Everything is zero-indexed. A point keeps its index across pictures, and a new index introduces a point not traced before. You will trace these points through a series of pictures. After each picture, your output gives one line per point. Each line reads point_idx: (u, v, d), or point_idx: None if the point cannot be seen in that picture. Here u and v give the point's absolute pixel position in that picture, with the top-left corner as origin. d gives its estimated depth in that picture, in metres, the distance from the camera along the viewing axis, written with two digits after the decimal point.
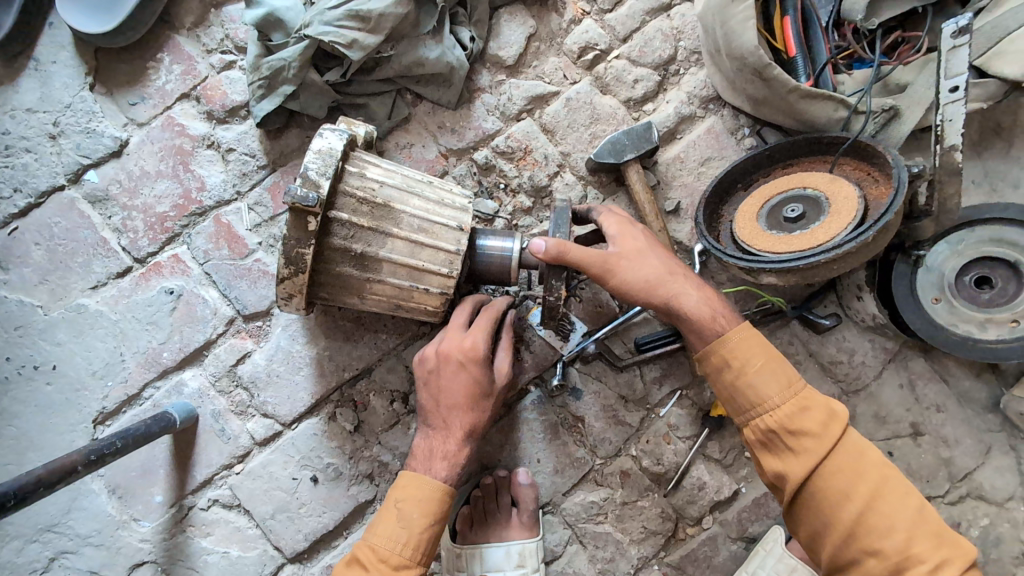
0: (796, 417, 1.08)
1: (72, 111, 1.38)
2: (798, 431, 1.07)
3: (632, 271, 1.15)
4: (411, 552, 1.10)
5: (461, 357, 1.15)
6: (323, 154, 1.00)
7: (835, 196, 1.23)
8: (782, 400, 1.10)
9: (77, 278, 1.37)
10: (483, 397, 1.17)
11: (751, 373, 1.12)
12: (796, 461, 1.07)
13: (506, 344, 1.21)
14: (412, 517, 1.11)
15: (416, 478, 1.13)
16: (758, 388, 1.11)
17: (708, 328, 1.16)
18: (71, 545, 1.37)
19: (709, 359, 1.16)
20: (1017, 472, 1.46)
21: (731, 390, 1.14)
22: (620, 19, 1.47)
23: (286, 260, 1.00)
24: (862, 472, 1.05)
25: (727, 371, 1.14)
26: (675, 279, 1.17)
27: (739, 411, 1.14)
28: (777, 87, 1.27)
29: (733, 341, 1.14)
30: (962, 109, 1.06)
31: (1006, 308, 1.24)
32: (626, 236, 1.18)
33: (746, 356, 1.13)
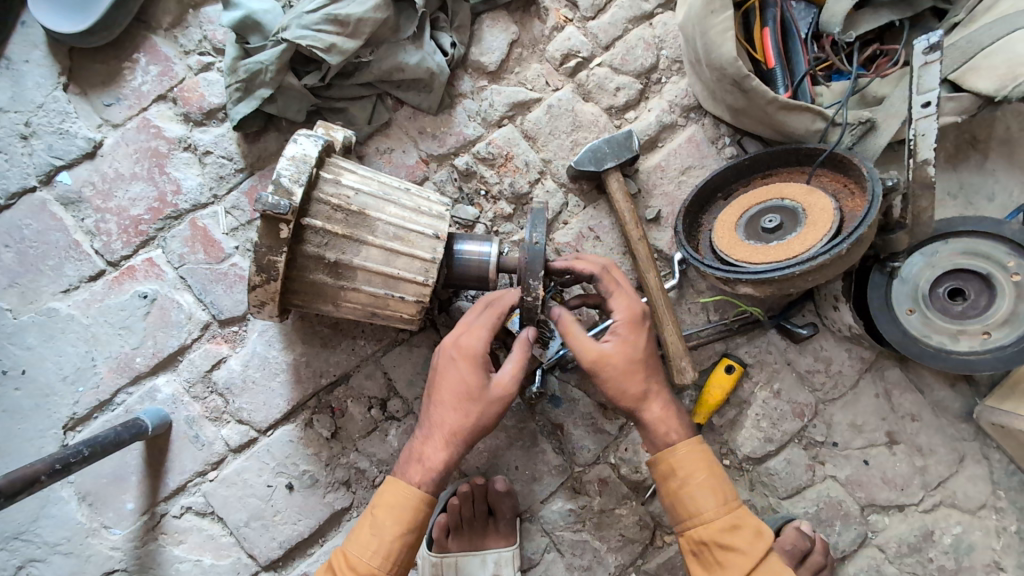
0: (727, 534, 1.12)
1: (45, 111, 1.36)
2: (727, 546, 1.11)
3: (608, 380, 1.16)
4: (382, 562, 1.04)
5: (454, 353, 1.10)
6: (296, 160, 0.99)
7: (812, 208, 1.23)
8: (717, 514, 1.13)
9: (47, 282, 1.35)
10: (470, 402, 1.08)
11: (694, 485, 1.14)
12: (722, 575, 1.11)
13: (513, 354, 1.10)
14: (386, 524, 1.05)
15: (393, 485, 1.08)
16: (697, 500, 1.14)
17: (660, 436, 1.17)
18: (39, 553, 1.35)
19: (657, 465, 1.18)
20: (987, 480, 1.49)
21: (672, 496, 1.16)
22: (602, 26, 1.46)
23: (257, 267, 0.99)
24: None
25: (672, 480, 1.16)
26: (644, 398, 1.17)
27: (675, 517, 1.17)
28: (756, 98, 1.27)
29: (683, 453, 1.15)
30: (935, 124, 1.06)
31: (979, 319, 1.25)
32: (626, 342, 1.17)
33: (690, 469, 1.15)
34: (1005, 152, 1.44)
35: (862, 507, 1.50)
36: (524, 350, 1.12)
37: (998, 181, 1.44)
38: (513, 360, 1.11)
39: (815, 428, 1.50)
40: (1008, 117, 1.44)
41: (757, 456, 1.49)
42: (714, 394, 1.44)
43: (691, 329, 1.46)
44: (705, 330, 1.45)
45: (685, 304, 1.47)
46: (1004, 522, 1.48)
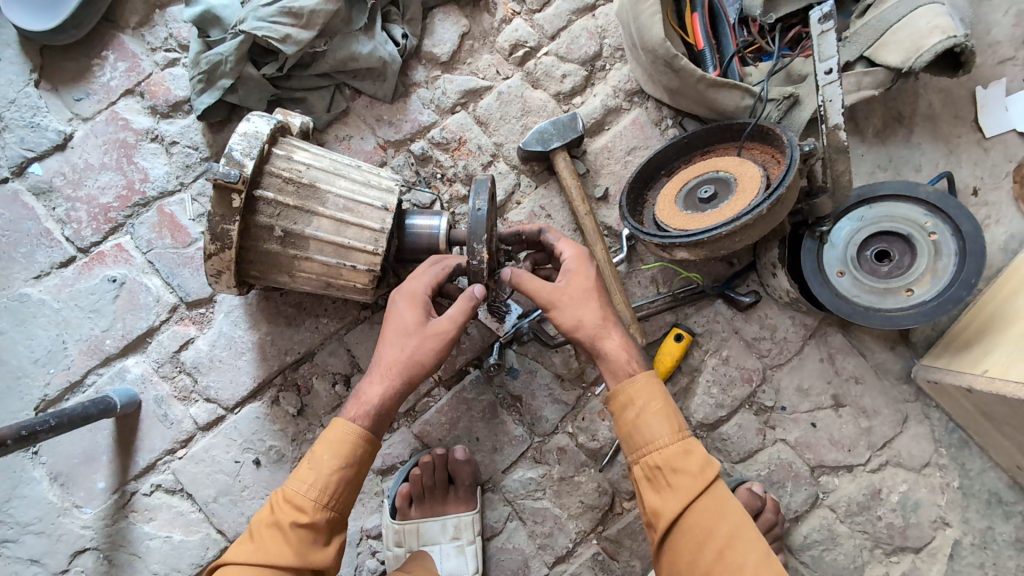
0: (679, 458, 1.10)
1: (17, 107, 1.43)
2: (679, 470, 1.09)
3: (566, 310, 1.21)
4: (318, 495, 1.09)
5: (399, 294, 1.20)
6: (248, 136, 1.06)
7: (742, 177, 1.31)
8: (670, 441, 1.12)
9: (20, 268, 1.41)
10: (408, 337, 1.17)
11: (648, 412, 1.14)
12: (672, 498, 1.08)
13: (457, 305, 1.18)
14: (324, 459, 1.11)
15: (333, 423, 1.14)
16: (651, 428, 1.13)
17: (620, 366, 1.18)
18: (12, 533, 1.38)
19: (614, 397, 1.18)
20: (931, 439, 1.54)
21: (627, 426, 1.16)
22: (548, 18, 1.56)
23: (212, 236, 1.06)
24: (724, 515, 1.07)
25: (627, 410, 1.16)
26: (607, 328, 1.20)
27: (630, 447, 1.15)
28: (687, 77, 1.37)
29: (638, 382, 1.16)
30: (838, 89, 1.17)
31: (903, 278, 1.33)
32: (579, 273, 1.23)
33: (647, 398, 1.15)
34: (929, 127, 1.54)
35: (813, 468, 1.54)
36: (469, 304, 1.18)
37: (924, 154, 1.53)
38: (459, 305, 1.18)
39: (764, 394, 1.56)
40: (929, 94, 1.54)
41: (710, 422, 1.55)
42: (665, 360, 1.50)
43: (642, 300, 1.53)
44: (655, 301, 1.52)
45: (635, 276, 1.55)
46: (947, 478, 1.53)
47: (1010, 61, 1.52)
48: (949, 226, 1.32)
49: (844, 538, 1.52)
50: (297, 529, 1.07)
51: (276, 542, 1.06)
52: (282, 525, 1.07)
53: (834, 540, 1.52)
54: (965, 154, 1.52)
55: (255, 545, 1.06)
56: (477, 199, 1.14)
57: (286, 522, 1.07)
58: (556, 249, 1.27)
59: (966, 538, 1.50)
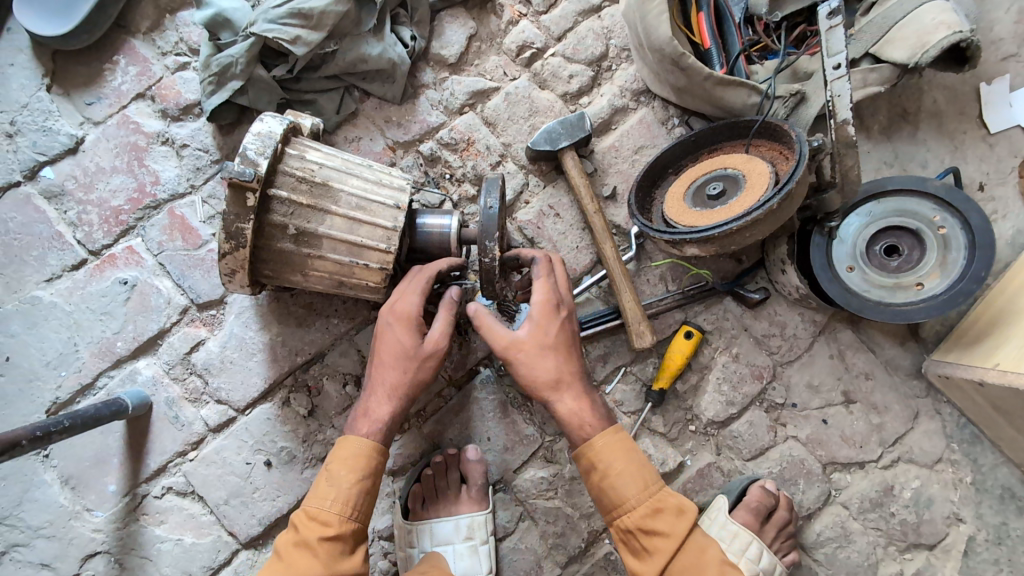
0: (650, 519, 1.11)
1: (29, 111, 1.45)
2: (652, 531, 1.11)
3: (520, 362, 1.19)
4: (342, 507, 1.10)
5: (389, 314, 1.18)
6: (262, 135, 1.07)
7: (751, 173, 1.31)
8: (639, 501, 1.13)
9: (31, 271, 1.42)
10: (406, 359, 1.17)
11: (614, 475, 1.14)
12: (650, 562, 1.10)
13: (440, 320, 1.18)
14: (341, 475, 1.12)
15: (344, 439, 1.15)
16: (619, 489, 1.14)
17: (574, 431, 1.17)
18: (23, 537, 1.38)
19: (579, 459, 1.18)
20: (942, 434, 1.54)
21: (596, 489, 1.16)
22: (554, 19, 1.57)
23: (226, 235, 1.06)
24: (705, 566, 1.09)
25: (593, 473, 1.16)
26: (560, 387, 1.18)
27: (603, 508, 1.17)
28: (694, 76, 1.38)
29: (600, 444, 1.15)
30: (847, 84, 1.18)
31: (912, 273, 1.34)
32: (540, 328, 1.19)
33: (610, 459, 1.15)
34: (934, 124, 1.55)
35: (824, 465, 1.54)
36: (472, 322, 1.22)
37: (929, 150, 1.54)
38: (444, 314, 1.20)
39: (775, 391, 1.56)
40: (934, 91, 1.55)
41: (721, 420, 1.54)
42: (676, 358, 1.49)
43: (651, 299, 1.53)
44: (665, 299, 1.52)
45: (644, 274, 1.55)
46: (960, 474, 1.52)
47: (1013, 58, 1.53)
48: (958, 221, 1.32)
49: (857, 535, 1.51)
50: (325, 543, 1.08)
51: (304, 557, 1.06)
52: (308, 541, 1.08)
53: (848, 537, 1.51)
54: (970, 150, 1.53)
55: (284, 564, 1.07)
56: (488, 198, 1.16)
57: (314, 538, 1.08)
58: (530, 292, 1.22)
59: (980, 535, 1.49)
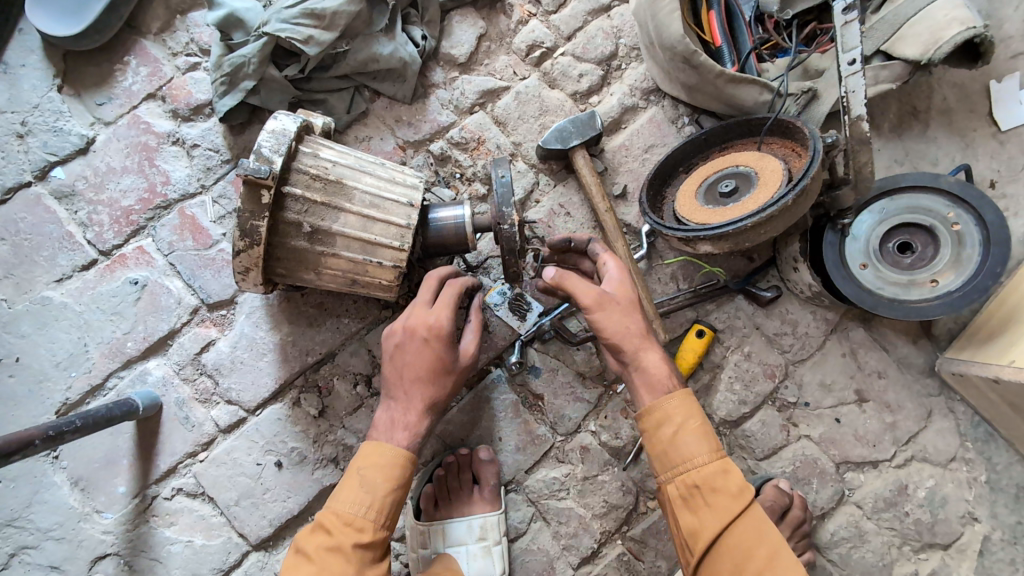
0: (717, 477, 1.07)
1: (40, 111, 1.45)
2: (718, 490, 1.07)
3: (605, 317, 1.18)
4: (376, 515, 1.09)
5: (428, 333, 1.17)
6: (276, 133, 1.07)
7: (764, 170, 1.31)
8: (708, 459, 1.09)
9: (41, 271, 1.41)
10: (444, 375, 1.19)
11: (688, 429, 1.11)
12: (711, 519, 1.06)
13: (474, 326, 1.24)
14: (376, 482, 1.11)
15: (376, 445, 1.13)
16: (688, 445, 1.10)
17: (658, 383, 1.15)
18: (32, 539, 1.37)
19: (648, 415, 1.14)
20: (956, 433, 1.53)
21: (660, 444, 1.12)
22: (564, 19, 1.58)
23: (241, 233, 1.06)
24: (764, 535, 1.04)
25: (664, 428, 1.12)
26: (646, 342, 1.18)
27: (664, 465, 1.12)
28: (705, 73, 1.38)
29: (675, 400, 1.13)
30: (862, 79, 1.18)
31: (927, 270, 1.33)
32: (622, 284, 1.20)
33: (683, 415, 1.12)
34: (944, 121, 1.55)
35: (838, 464, 1.53)
36: (480, 319, 1.27)
37: (940, 147, 1.54)
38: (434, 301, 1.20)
39: (787, 389, 1.55)
40: (944, 88, 1.55)
41: (733, 419, 1.53)
42: (687, 357, 1.49)
43: (663, 297, 1.53)
44: (676, 296, 1.52)
45: (655, 273, 1.55)
46: (974, 473, 1.51)
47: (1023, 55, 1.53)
48: (972, 217, 1.32)
49: (872, 535, 1.50)
50: (359, 549, 1.07)
51: (338, 563, 1.04)
52: (344, 547, 1.06)
53: (862, 537, 1.50)
54: (981, 147, 1.53)
55: (315, 568, 1.04)
56: (499, 168, 1.19)
57: (348, 544, 1.06)
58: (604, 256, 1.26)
59: (995, 534, 1.48)
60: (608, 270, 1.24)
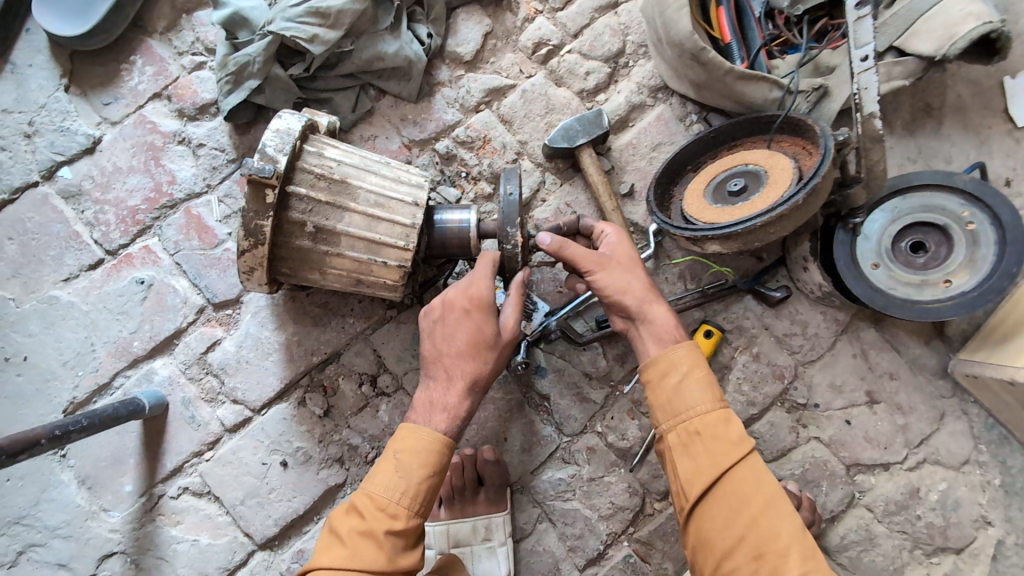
0: (719, 425, 1.06)
1: (47, 111, 1.45)
2: (716, 436, 1.06)
3: (612, 277, 1.19)
4: (410, 502, 1.07)
5: (468, 304, 1.15)
6: (280, 132, 1.06)
7: (773, 169, 1.29)
8: (709, 407, 1.08)
9: (49, 271, 1.42)
10: (485, 348, 1.15)
11: (690, 379, 1.10)
12: (707, 463, 1.04)
13: (515, 300, 1.18)
14: (411, 467, 1.09)
15: (410, 430, 1.12)
16: (691, 393, 1.09)
17: (664, 332, 1.16)
18: (40, 537, 1.37)
19: (653, 362, 1.14)
20: (969, 435, 1.50)
21: (665, 392, 1.11)
22: (570, 16, 1.56)
23: (246, 232, 1.05)
24: (760, 484, 1.02)
25: (669, 376, 1.12)
26: (652, 297, 1.20)
27: (666, 414, 1.11)
28: (713, 70, 1.37)
29: (681, 350, 1.13)
30: (875, 76, 1.16)
31: (940, 269, 1.31)
32: (622, 247, 1.23)
33: (687, 365, 1.12)
34: (958, 119, 1.52)
35: (848, 467, 1.51)
36: (520, 292, 1.19)
37: (954, 145, 1.51)
38: (478, 273, 1.18)
39: (796, 391, 1.53)
40: (958, 85, 1.52)
41: (742, 420, 1.51)
42: None
43: (670, 297, 1.51)
44: (684, 297, 1.50)
45: (662, 273, 1.53)
46: (988, 476, 1.48)
47: None
48: (987, 216, 1.30)
49: (883, 539, 1.48)
50: (390, 535, 1.05)
51: (369, 548, 1.03)
52: (375, 532, 1.04)
53: (873, 540, 1.48)
54: (997, 144, 1.50)
55: (346, 551, 1.04)
56: (508, 185, 1.18)
57: (381, 530, 1.05)
58: (597, 230, 1.27)
59: (1009, 538, 1.46)
60: (606, 237, 1.26)
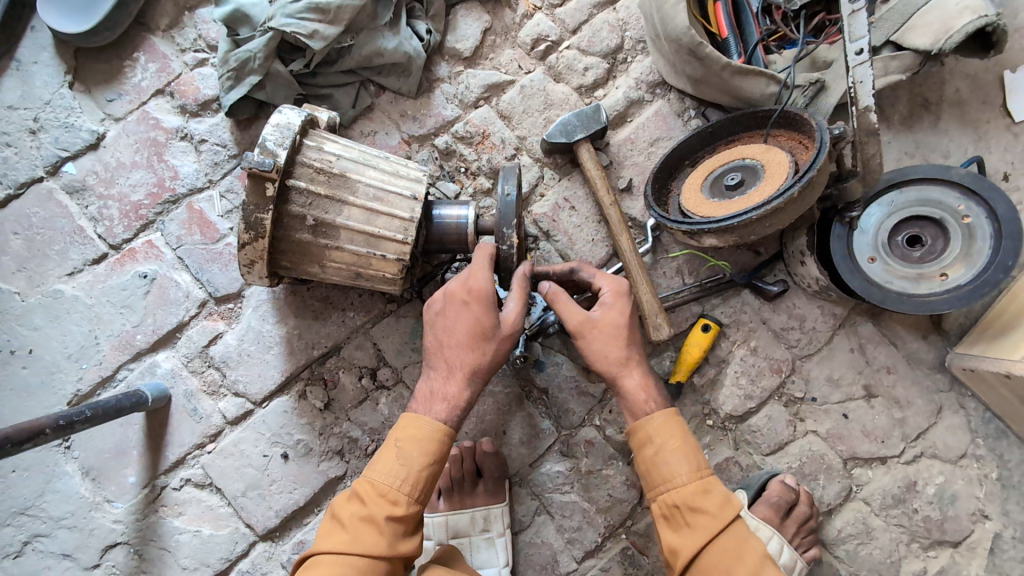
0: (698, 498, 1.10)
1: (52, 107, 1.47)
2: (697, 510, 1.10)
3: (592, 344, 1.20)
4: (411, 489, 1.09)
5: (467, 295, 1.16)
6: (281, 126, 1.08)
7: (770, 163, 1.29)
8: (688, 480, 1.12)
9: (53, 265, 1.44)
10: (484, 340, 1.16)
11: (668, 451, 1.13)
12: (690, 538, 1.09)
13: (517, 294, 1.18)
14: (412, 455, 1.11)
15: (412, 419, 1.14)
16: (671, 465, 1.13)
17: (638, 405, 1.17)
18: (45, 528, 1.39)
19: (634, 434, 1.17)
20: (967, 429, 1.51)
21: (645, 464, 1.16)
22: (569, 12, 1.57)
23: (246, 225, 1.07)
24: (744, 554, 1.07)
25: (646, 448, 1.15)
26: (628, 368, 1.19)
27: (649, 485, 1.16)
28: (711, 65, 1.37)
29: (657, 420, 1.15)
30: (869, 70, 1.17)
31: (936, 263, 1.32)
32: (612, 311, 1.20)
33: (665, 437, 1.15)
34: (956, 113, 1.52)
35: (845, 460, 1.51)
36: (523, 286, 1.20)
37: (952, 139, 1.52)
38: (474, 265, 1.18)
39: (794, 384, 1.53)
40: (956, 80, 1.52)
41: (739, 414, 1.52)
42: (692, 352, 1.49)
43: (668, 291, 1.52)
44: (681, 291, 1.51)
45: (660, 267, 1.54)
46: (985, 470, 1.49)
47: None
48: (983, 209, 1.30)
49: (880, 532, 1.48)
50: (391, 521, 1.07)
51: (370, 533, 1.06)
52: (376, 518, 1.07)
53: (870, 533, 1.48)
54: (995, 139, 1.50)
55: (348, 536, 1.07)
56: (506, 185, 1.19)
57: (381, 516, 1.07)
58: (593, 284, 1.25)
59: (1006, 532, 1.46)
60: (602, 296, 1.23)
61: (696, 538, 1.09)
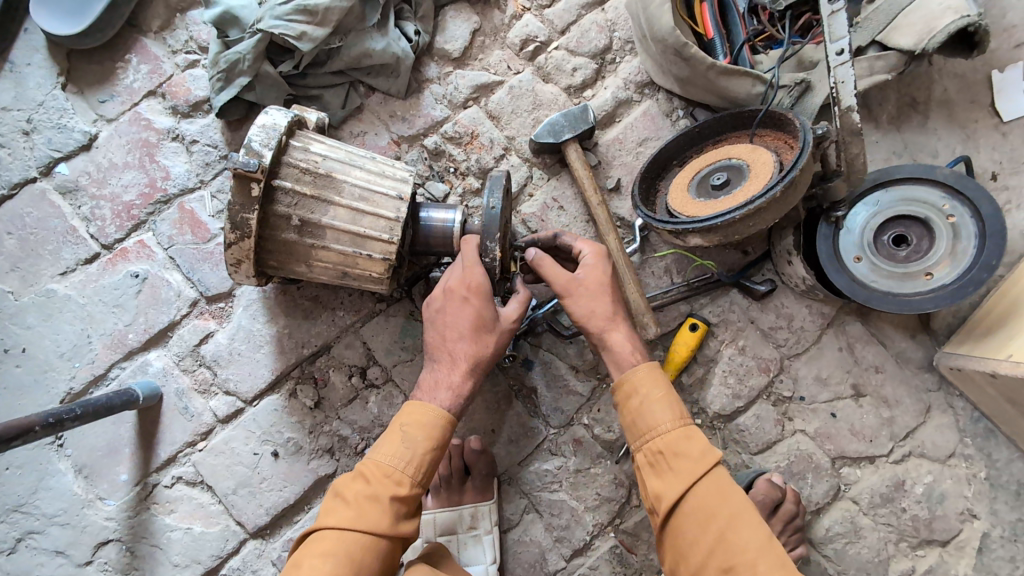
0: (681, 443, 1.10)
1: (45, 109, 1.49)
2: (680, 455, 1.09)
3: (580, 302, 1.23)
4: (415, 472, 1.10)
5: (468, 291, 1.18)
6: (266, 128, 1.09)
7: (755, 163, 1.30)
8: (672, 426, 1.12)
9: (46, 265, 1.46)
10: (485, 331, 1.19)
11: (651, 400, 1.14)
12: (674, 481, 1.08)
13: (519, 295, 1.23)
14: (417, 439, 1.12)
15: (417, 404, 1.15)
16: (654, 414, 1.13)
17: (623, 358, 1.20)
18: (38, 525, 1.41)
19: (619, 386, 1.18)
20: (955, 429, 1.51)
21: (631, 414, 1.16)
22: (557, 13, 1.58)
23: (232, 225, 1.08)
24: (726, 496, 1.06)
25: (632, 399, 1.16)
26: (615, 322, 1.22)
27: (634, 435, 1.16)
28: (696, 65, 1.38)
29: (641, 371, 1.17)
30: (851, 70, 1.18)
31: (921, 262, 1.32)
32: (596, 270, 1.25)
33: (648, 387, 1.16)
34: (944, 113, 1.52)
35: (834, 459, 1.52)
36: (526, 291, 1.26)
37: (940, 139, 1.52)
38: (467, 260, 1.20)
39: (782, 384, 1.54)
40: (945, 79, 1.53)
41: (727, 413, 1.53)
42: (680, 350, 1.49)
43: (656, 291, 1.52)
44: (670, 291, 1.52)
45: (648, 266, 1.55)
46: (973, 469, 1.49)
47: None
48: (968, 209, 1.30)
49: (868, 531, 1.48)
50: (394, 502, 1.08)
51: (374, 512, 1.06)
52: (380, 497, 1.07)
53: (858, 532, 1.48)
54: (983, 139, 1.50)
55: (351, 513, 1.06)
56: (491, 197, 1.19)
57: (385, 496, 1.07)
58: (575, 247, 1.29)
59: (995, 531, 1.46)
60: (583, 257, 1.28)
61: (679, 482, 1.08)
